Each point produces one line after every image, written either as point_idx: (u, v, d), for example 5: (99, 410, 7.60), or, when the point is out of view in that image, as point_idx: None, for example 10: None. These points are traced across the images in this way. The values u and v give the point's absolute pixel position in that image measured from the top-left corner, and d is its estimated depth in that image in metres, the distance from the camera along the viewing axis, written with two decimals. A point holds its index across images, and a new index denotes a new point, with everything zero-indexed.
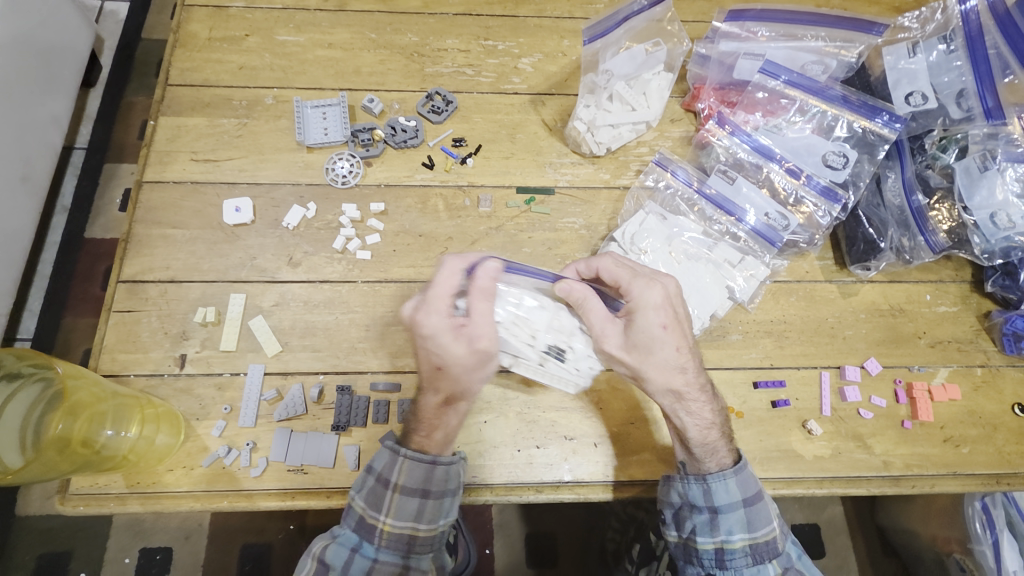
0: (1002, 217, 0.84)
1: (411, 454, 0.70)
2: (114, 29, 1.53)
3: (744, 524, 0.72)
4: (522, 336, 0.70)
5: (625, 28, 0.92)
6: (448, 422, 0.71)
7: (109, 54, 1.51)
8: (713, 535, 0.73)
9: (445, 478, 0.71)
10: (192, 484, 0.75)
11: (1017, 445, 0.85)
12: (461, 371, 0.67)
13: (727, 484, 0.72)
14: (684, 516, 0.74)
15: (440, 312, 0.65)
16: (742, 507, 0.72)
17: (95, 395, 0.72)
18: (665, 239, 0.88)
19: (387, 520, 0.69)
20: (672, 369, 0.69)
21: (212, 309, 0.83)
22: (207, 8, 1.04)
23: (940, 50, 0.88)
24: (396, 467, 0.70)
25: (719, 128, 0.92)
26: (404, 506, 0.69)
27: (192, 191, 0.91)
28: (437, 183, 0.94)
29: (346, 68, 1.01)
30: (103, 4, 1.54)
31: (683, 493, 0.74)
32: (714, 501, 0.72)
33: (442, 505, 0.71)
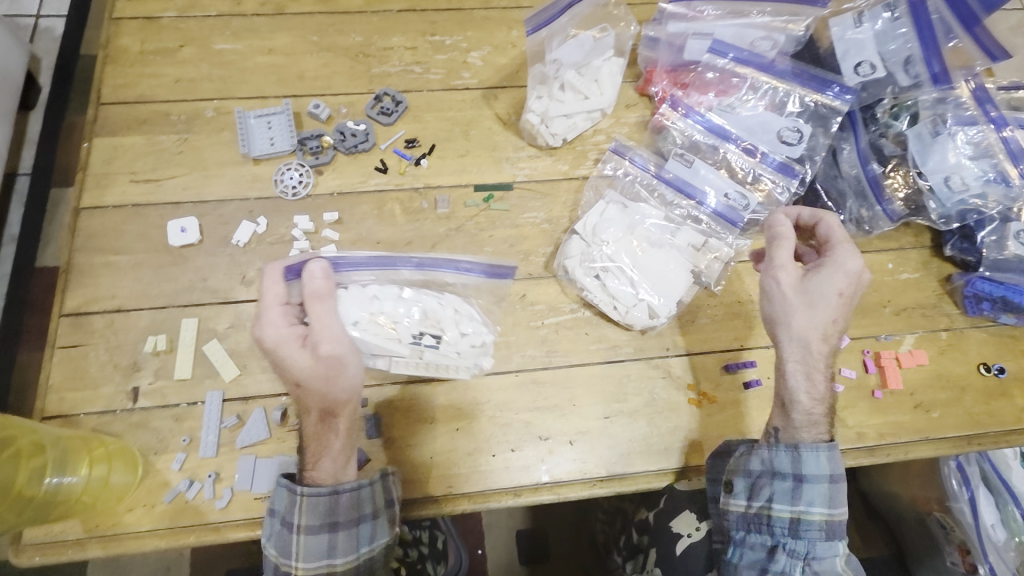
0: (956, 180, 0.85)
1: (308, 493, 0.68)
2: (51, 47, 1.46)
3: (826, 499, 0.71)
4: (382, 333, 0.75)
5: (569, 16, 0.89)
6: (330, 446, 0.69)
7: (47, 74, 1.43)
8: (792, 505, 0.71)
9: (353, 505, 0.69)
10: (155, 522, 0.72)
11: (985, 405, 0.86)
12: (316, 385, 0.66)
13: (819, 456, 0.71)
14: (763, 484, 0.73)
15: (278, 325, 0.66)
16: (828, 482, 0.71)
17: (38, 443, 0.69)
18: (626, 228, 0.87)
19: (297, 565, 0.68)
20: (817, 333, 0.72)
21: (163, 337, 0.79)
22: (138, 20, 0.99)
23: (885, 18, 0.88)
24: (296, 507, 0.68)
25: (673, 111, 0.91)
26: (312, 546, 0.68)
27: (133, 214, 0.87)
28: (392, 187, 0.91)
29: (289, 74, 0.98)
30: (37, 21, 1.46)
31: (768, 460, 0.73)
32: (802, 469, 0.71)
33: (354, 538, 0.69)
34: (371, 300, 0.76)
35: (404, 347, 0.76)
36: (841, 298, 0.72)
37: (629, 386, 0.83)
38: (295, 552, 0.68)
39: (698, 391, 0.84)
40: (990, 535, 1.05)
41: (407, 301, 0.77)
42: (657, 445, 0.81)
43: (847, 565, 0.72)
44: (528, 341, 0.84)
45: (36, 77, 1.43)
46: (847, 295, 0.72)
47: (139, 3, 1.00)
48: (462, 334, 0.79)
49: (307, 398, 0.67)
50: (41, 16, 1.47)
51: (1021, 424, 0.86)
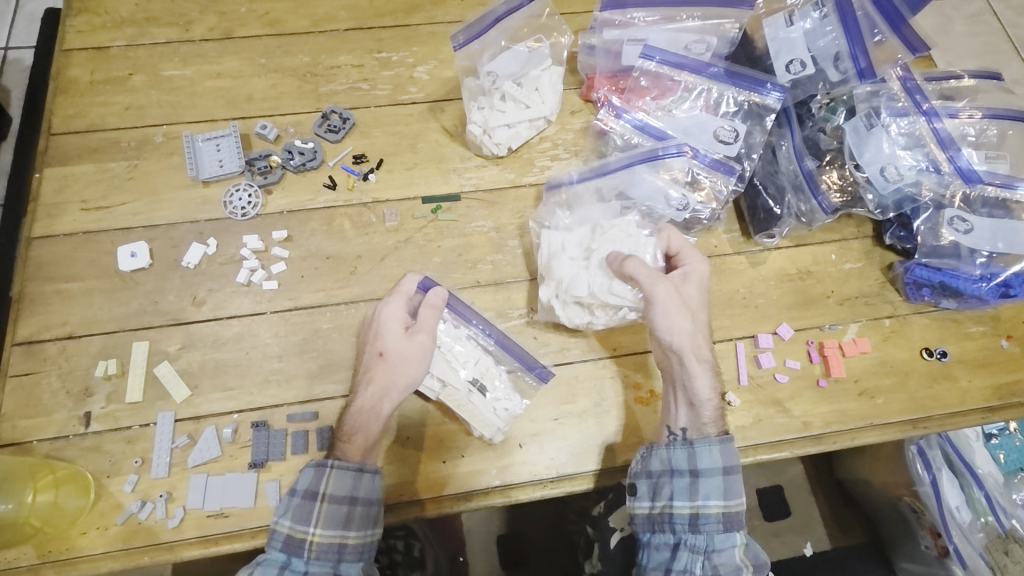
0: (892, 170, 0.87)
1: (339, 463, 0.70)
2: (20, 77, 1.50)
3: (722, 491, 0.73)
4: (454, 364, 0.82)
5: (499, 29, 0.92)
6: (368, 429, 0.73)
7: (18, 105, 1.49)
8: (689, 500, 0.73)
9: (373, 486, 0.71)
10: (108, 544, 0.73)
11: (930, 389, 0.87)
12: (395, 361, 0.75)
13: (711, 449, 0.74)
14: (661, 482, 0.75)
15: (398, 303, 0.79)
16: (721, 475, 0.74)
17: None
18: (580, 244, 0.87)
19: (315, 531, 0.68)
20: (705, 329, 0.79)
21: (114, 361, 0.80)
22: (88, 51, 1.01)
23: (813, 17, 0.90)
24: (324, 478, 0.70)
25: (611, 116, 0.93)
26: (334, 514, 0.69)
27: (84, 242, 0.88)
28: (341, 203, 0.93)
29: (238, 96, 0.99)
30: (6, 53, 1.51)
31: (666, 459, 0.76)
32: (696, 464, 0.74)
33: (370, 512, 0.71)
34: (456, 340, 0.84)
35: (461, 382, 0.82)
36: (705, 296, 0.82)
37: (578, 387, 0.85)
38: (314, 519, 0.69)
39: (646, 389, 0.86)
40: (954, 514, 1.07)
41: (476, 349, 0.84)
42: (608, 443, 0.83)
43: (748, 557, 0.72)
44: None
45: (6, 108, 1.48)
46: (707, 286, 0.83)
47: (89, 34, 1.02)
48: (504, 393, 0.83)
49: (378, 368, 0.75)
50: (10, 48, 1.52)
51: (965, 405, 0.87)
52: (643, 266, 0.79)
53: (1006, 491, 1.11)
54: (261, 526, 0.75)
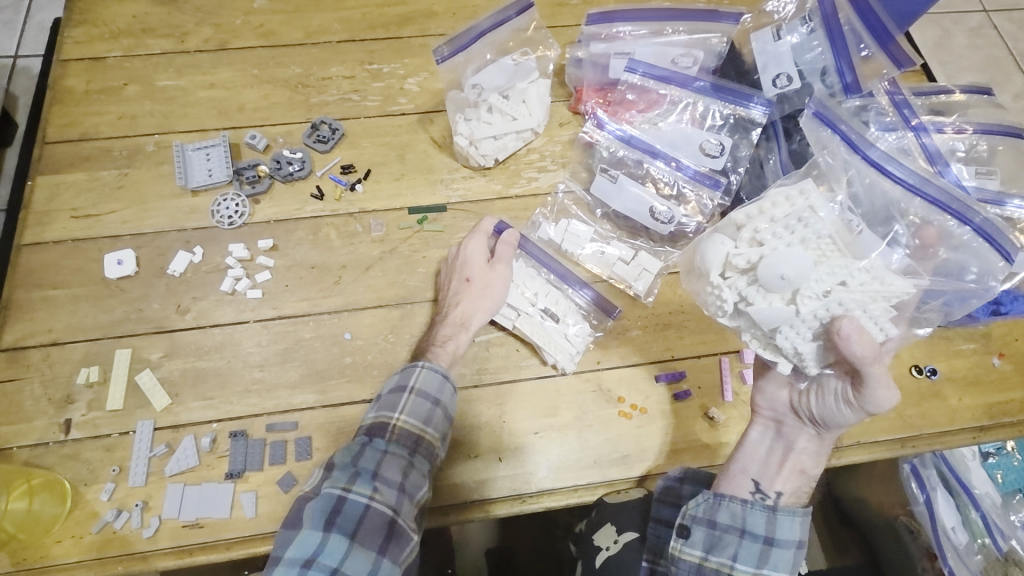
0: None
1: (429, 364, 0.76)
2: (27, 85, 1.60)
3: (790, 566, 0.70)
4: (524, 295, 0.87)
5: (485, 41, 0.94)
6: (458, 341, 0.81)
7: (24, 111, 1.57)
8: (755, 567, 0.69)
9: (452, 397, 0.76)
10: (82, 553, 0.72)
11: (918, 407, 0.86)
12: (480, 283, 0.83)
13: (796, 520, 0.70)
14: (729, 539, 0.70)
15: (481, 236, 0.86)
16: (795, 549, 0.70)
17: None
18: (812, 258, 0.67)
19: (400, 416, 0.71)
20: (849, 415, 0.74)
21: (96, 368, 0.80)
22: (84, 61, 1.03)
23: (801, 32, 0.91)
24: (414, 372, 0.75)
25: (597, 128, 0.92)
26: (417, 407, 0.73)
27: (73, 249, 0.89)
28: (328, 213, 0.93)
29: (230, 106, 1.01)
30: (15, 61, 1.61)
31: (740, 516, 0.70)
32: (775, 533, 0.70)
33: (448, 417, 0.75)
34: (525, 276, 0.88)
35: (532, 311, 0.86)
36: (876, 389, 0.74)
37: (561, 400, 0.84)
38: (399, 406, 0.73)
39: (629, 403, 0.84)
40: (951, 536, 1.06)
41: (545, 283, 0.88)
42: (589, 458, 0.82)
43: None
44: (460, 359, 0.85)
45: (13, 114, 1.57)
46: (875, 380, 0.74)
47: (86, 44, 1.04)
48: (574, 321, 0.86)
49: (466, 289, 0.82)
50: (18, 57, 1.62)
51: (955, 424, 0.86)
52: (884, 367, 0.65)
53: (1003, 513, 1.07)
54: (237, 538, 0.74)
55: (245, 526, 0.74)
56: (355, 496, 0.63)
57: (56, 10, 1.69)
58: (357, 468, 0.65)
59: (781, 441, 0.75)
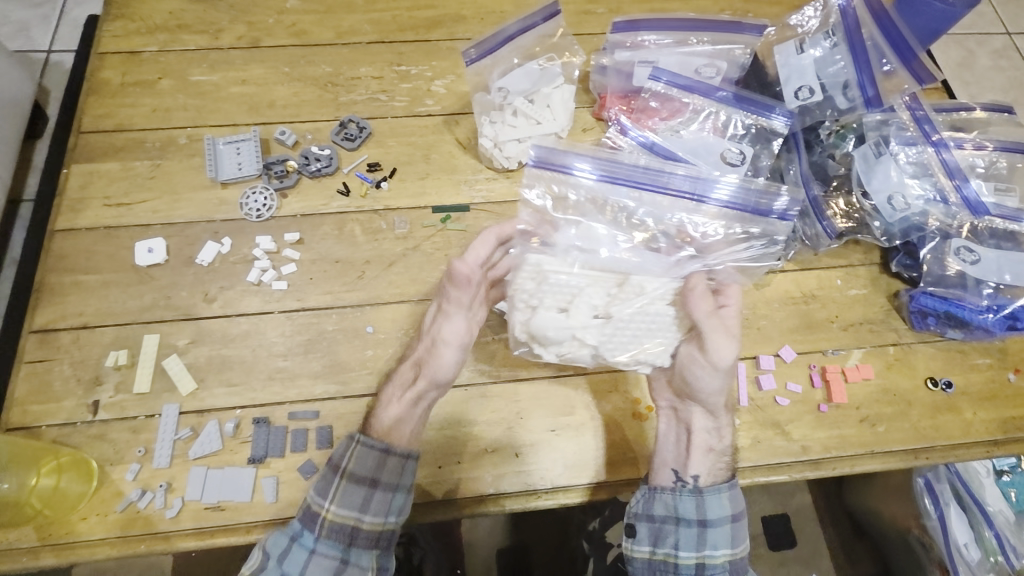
0: (899, 199, 0.88)
1: (363, 439, 0.71)
2: (59, 79, 1.72)
3: (729, 540, 0.76)
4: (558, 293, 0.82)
5: (511, 46, 0.96)
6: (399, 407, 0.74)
7: (55, 104, 1.69)
8: (697, 551, 0.75)
9: (398, 470, 0.71)
10: (106, 531, 0.74)
11: (932, 419, 0.86)
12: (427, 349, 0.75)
13: (721, 497, 0.76)
14: (668, 530, 0.76)
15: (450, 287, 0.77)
16: (729, 523, 0.76)
17: None
18: (564, 311, 0.80)
19: (329, 508, 0.69)
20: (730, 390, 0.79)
21: (125, 352, 0.83)
22: (121, 55, 1.06)
23: (824, 46, 0.92)
24: (347, 452, 0.71)
25: (621, 134, 0.94)
26: (349, 495, 0.70)
27: (105, 236, 0.91)
28: (353, 209, 0.95)
29: (261, 102, 1.03)
30: (48, 57, 1.72)
31: (672, 504, 0.76)
32: (705, 515, 0.75)
33: (390, 496, 0.71)
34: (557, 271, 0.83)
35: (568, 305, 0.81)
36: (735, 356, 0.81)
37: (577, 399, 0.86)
38: (329, 496, 0.70)
39: (644, 405, 0.87)
40: (963, 553, 1.07)
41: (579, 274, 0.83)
42: (604, 457, 0.84)
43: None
44: (479, 356, 0.87)
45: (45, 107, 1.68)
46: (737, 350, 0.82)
47: (123, 39, 1.08)
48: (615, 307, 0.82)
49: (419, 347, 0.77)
50: (51, 52, 1.73)
51: (969, 438, 0.86)
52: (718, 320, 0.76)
53: (1016, 530, 1.08)
54: (257, 521, 0.75)
55: (265, 510, 0.76)
56: None
57: (90, 8, 1.80)
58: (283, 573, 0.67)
59: (682, 426, 0.80)
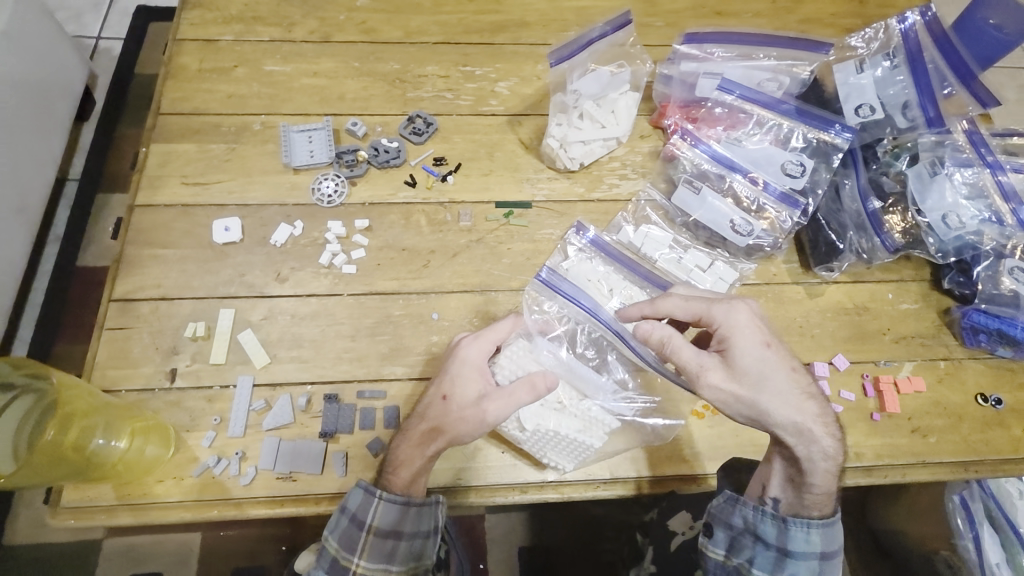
0: (953, 218, 0.90)
1: (386, 496, 0.70)
2: (107, 64, 1.78)
3: (812, 574, 0.74)
4: (602, 289, 0.91)
5: (589, 52, 0.97)
6: (414, 464, 0.71)
7: (102, 89, 1.75)
8: (772, 574, 0.74)
9: (418, 520, 0.71)
10: (182, 494, 0.77)
11: (982, 433, 0.88)
12: (450, 413, 0.71)
13: (808, 534, 0.74)
14: (745, 544, 0.76)
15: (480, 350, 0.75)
16: (815, 559, 0.74)
17: (88, 405, 0.74)
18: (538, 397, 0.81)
19: (359, 562, 0.69)
20: (786, 395, 0.73)
21: (202, 324, 0.86)
22: (198, 42, 1.10)
23: (884, 66, 0.95)
24: (371, 507, 0.70)
25: (683, 141, 0.97)
26: (376, 547, 0.70)
27: (182, 213, 0.94)
28: (420, 200, 0.98)
29: (331, 94, 1.07)
30: (97, 43, 1.79)
31: (753, 522, 0.75)
32: (788, 544, 0.74)
33: (414, 546, 0.71)
34: (599, 275, 0.92)
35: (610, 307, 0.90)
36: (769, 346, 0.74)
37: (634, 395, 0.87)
38: (358, 549, 0.70)
39: (702, 403, 0.88)
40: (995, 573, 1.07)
41: (623, 280, 0.92)
42: (661, 452, 0.85)
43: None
44: None
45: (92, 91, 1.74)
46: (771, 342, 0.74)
47: (200, 27, 1.11)
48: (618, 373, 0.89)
49: (434, 407, 0.72)
50: (101, 39, 1.80)
51: (1018, 454, 0.87)
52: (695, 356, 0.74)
53: None
54: (324, 494, 0.79)
55: (335, 484, 0.79)
56: None
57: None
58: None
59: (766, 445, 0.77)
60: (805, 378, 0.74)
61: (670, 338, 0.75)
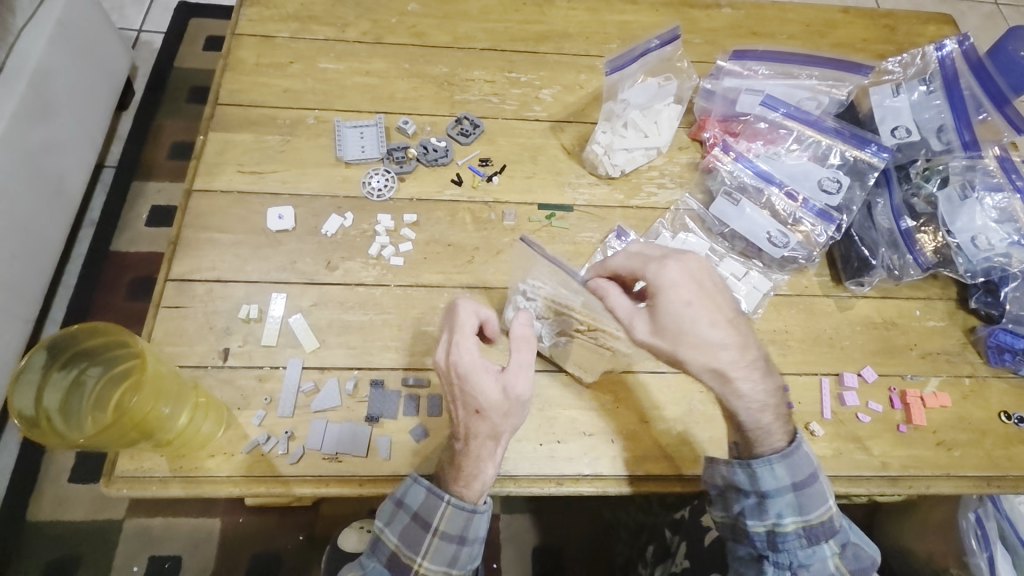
0: (982, 240, 0.93)
1: (455, 501, 0.73)
2: (148, 56, 1.83)
3: (795, 507, 0.75)
4: None
5: (640, 63, 1.01)
6: (483, 473, 0.73)
7: (142, 80, 1.79)
8: (762, 519, 0.77)
9: (479, 526, 0.73)
10: (232, 470, 0.80)
11: (1005, 450, 0.90)
12: (494, 419, 0.71)
13: (773, 469, 0.75)
14: (732, 499, 0.78)
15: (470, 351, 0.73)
16: (792, 492, 0.75)
17: (158, 371, 0.74)
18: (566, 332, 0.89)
19: (422, 563, 0.72)
20: (706, 349, 0.72)
21: (255, 307, 0.89)
22: (255, 38, 1.14)
23: (920, 91, 1.00)
24: (436, 512, 0.72)
25: (724, 154, 1.01)
26: (439, 550, 0.73)
27: (238, 200, 0.98)
28: (465, 199, 1.02)
29: (382, 94, 1.10)
30: (139, 35, 1.84)
31: (730, 477, 0.78)
32: (761, 487, 0.76)
33: (474, 549, 0.74)
34: None
35: None
36: (691, 304, 0.72)
37: (668, 396, 0.90)
38: (422, 551, 0.73)
39: None
40: None
41: None
42: (693, 453, 0.87)
43: (841, 564, 0.77)
44: None
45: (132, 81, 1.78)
46: (693, 299, 0.72)
47: (258, 23, 1.16)
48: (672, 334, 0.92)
49: (477, 424, 0.71)
50: (142, 32, 1.85)
51: None
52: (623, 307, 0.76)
53: None
54: (368, 476, 0.81)
55: (378, 466, 0.82)
56: None
57: None
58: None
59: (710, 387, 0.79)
60: (729, 329, 0.73)
61: (602, 291, 0.78)
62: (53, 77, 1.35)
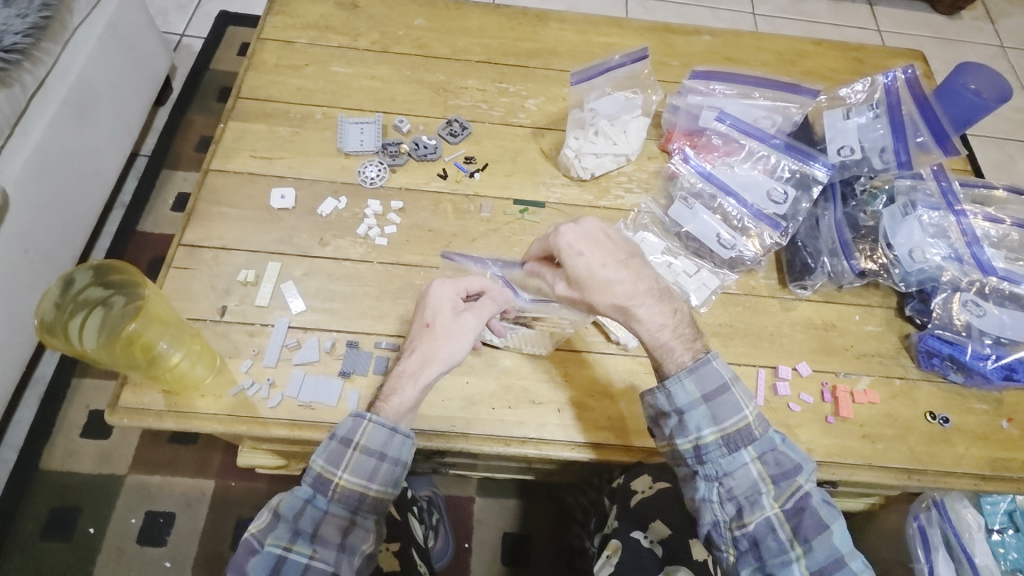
0: (918, 253, 1.01)
1: (376, 419, 0.82)
2: (187, 58, 2.01)
3: (710, 418, 0.83)
4: None
5: (607, 77, 1.14)
6: (403, 391, 0.84)
7: (179, 78, 1.97)
8: (686, 436, 0.83)
9: (400, 449, 0.82)
10: (219, 409, 0.91)
11: (927, 446, 0.97)
12: (432, 343, 0.85)
13: (684, 385, 0.83)
14: (661, 421, 0.86)
15: (451, 288, 0.89)
16: (703, 403, 0.83)
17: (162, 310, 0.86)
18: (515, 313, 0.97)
19: (343, 475, 0.79)
20: (605, 288, 0.83)
21: (252, 272, 1.01)
22: (277, 42, 1.28)
23: (867, 115, 1.08)
24: (360, 429, 0.81)
25: (682, 163, 1.11)
26: (360, 463, 0.80)
27: (248, 180, 1.11)
28: (449, 190, 1.13)
29: (383, 96, 1.23)
30: (182, 40, 2.03)
31: (653, 403, 0.85)
32: (677, 404, 0.83)
33: (393, 471, 0.82)
34: None
35: None
36: (581, 256, 0.84)
37: (614, 376, 0.99)
38: (344, 465, 0.80)
39: None
40: None
41: None
42: (633, 427, 0.96)
43: (764, 469, 0.82)
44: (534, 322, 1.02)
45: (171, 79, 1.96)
46: (584, 250, 0.84)
47: (281, 30, 1.30)
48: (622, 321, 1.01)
49: (425, 337, 0.86)
50: (184, 36, 2.04)
51: (959, 468, 0.96)
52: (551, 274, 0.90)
53: None
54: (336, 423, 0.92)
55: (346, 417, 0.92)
56: (295, 556, 0.74)
57: (222, 5, 2.12)
58: (297, 529, 0.76)
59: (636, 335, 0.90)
60: (621, 268, 0.84)
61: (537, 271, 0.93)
62: (99, 71, 1.52)
